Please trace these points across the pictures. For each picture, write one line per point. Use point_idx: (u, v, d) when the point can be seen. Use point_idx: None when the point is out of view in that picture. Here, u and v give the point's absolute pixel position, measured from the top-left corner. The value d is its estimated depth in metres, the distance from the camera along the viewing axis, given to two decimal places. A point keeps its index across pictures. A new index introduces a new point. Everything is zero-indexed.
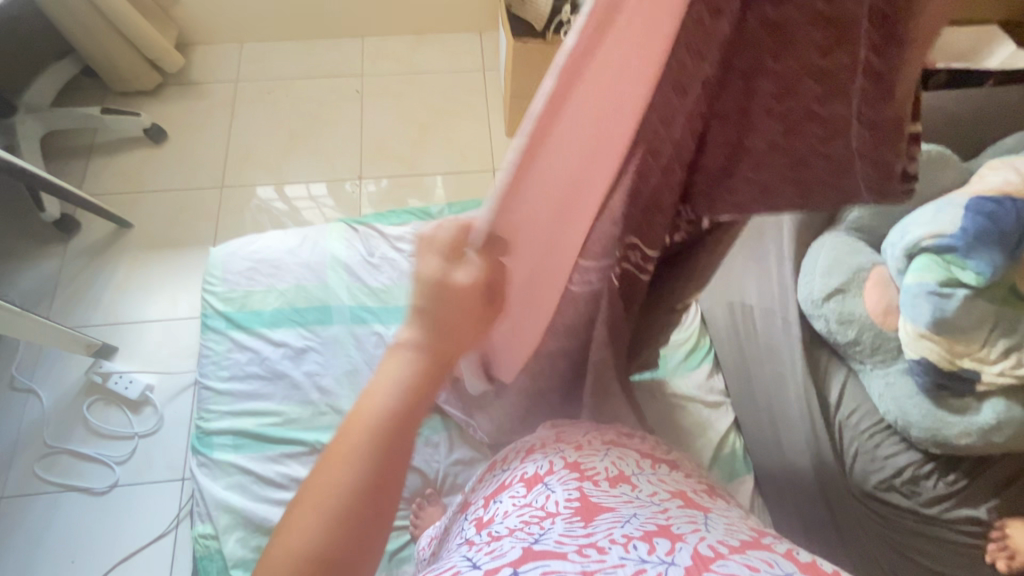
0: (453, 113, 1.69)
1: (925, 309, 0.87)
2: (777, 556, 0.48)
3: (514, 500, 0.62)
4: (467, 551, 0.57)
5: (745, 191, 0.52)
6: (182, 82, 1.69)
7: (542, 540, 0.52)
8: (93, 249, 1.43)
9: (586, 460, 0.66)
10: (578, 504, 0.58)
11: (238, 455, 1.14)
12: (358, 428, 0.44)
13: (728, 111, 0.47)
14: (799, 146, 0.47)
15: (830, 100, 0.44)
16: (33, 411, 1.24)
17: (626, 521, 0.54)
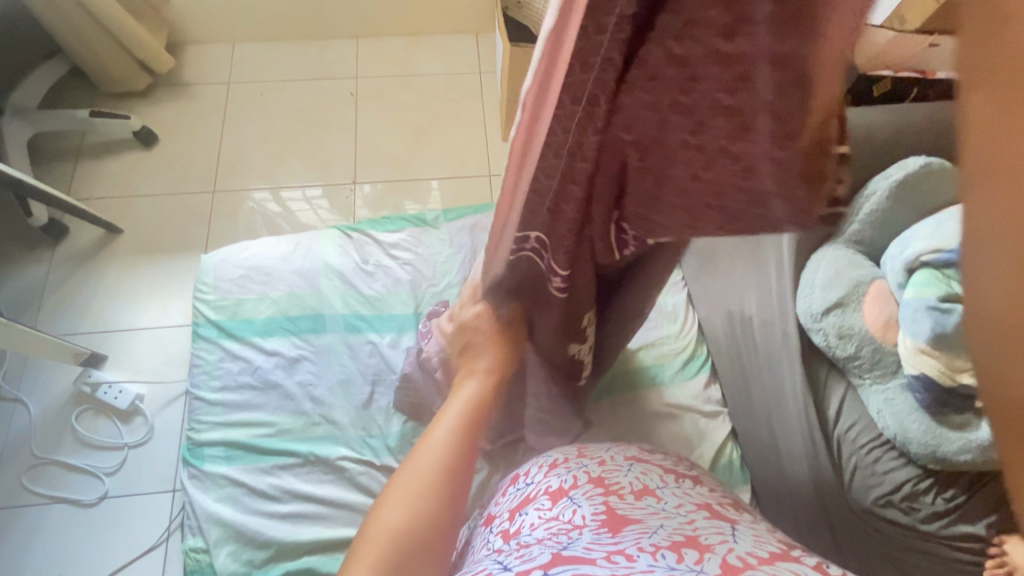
0: (450, 115, 1.67)
1: (925, 325, 0.87)
2: (806, 569, 0.49)
3: (537, 512, 0.62)
4: (496, 555, 0.57)
5: (673, 218, 0.47)
6: (173, 83, 1.66)
7: (571, 547, 0.52)
8: (82, 254, 1.40)
9: (610, 475, 0.65)
10: (605, 515, 0.58)
11: (230, 467, 1.12)
12: (437, 431, 0.69)
13: (651, 135, 0.44)
14: (715, 179, 0.42)
15: (737, 135, 0.38)
16: (20, 421, 1.22)
17: (653, 532, 0.54)
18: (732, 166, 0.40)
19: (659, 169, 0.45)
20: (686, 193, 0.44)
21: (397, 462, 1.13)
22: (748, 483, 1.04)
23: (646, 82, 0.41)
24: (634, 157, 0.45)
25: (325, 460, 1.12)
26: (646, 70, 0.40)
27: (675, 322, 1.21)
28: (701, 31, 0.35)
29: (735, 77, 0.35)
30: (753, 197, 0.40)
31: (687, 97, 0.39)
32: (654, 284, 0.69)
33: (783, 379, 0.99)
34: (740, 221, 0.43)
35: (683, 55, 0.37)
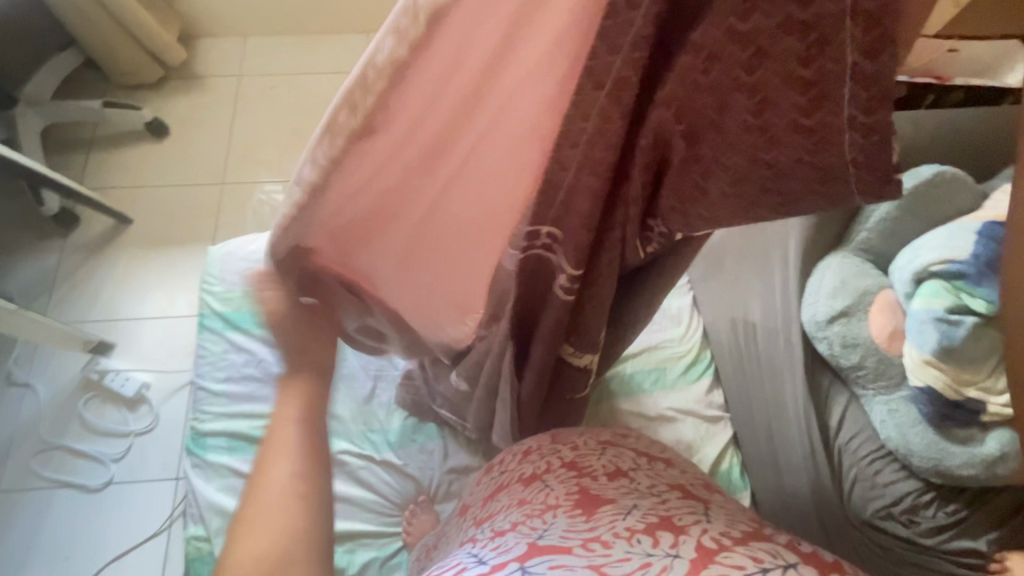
0: None
1: (932, 336, 0.86)
2: (779, 547, 0.48)
3: (510, 500, 0.62)
4: (471, 548, 0.56)
5: (721, 206, 0.48)
6: (185, 76, 1.67)
7: (547, 535, 0.52)
8: (92, 244, 1.42)
9: (583, 459, 0.65)
10: (578, 496, 0.58)
11: (232, 457, 1.13)
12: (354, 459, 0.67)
13: (702, 125, 0.45)
14: (782, 159, 0.42)
15: (816, 108, 0.38)
16: (29, 406, 1.24)
17: (626, 513, 0.54)
18: (803, 141, 0.40)
19: (712, 154, 0.46)
20: (746, 175, 0.44)
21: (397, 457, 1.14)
22: (748, 489, 1.03)
23: (703, 63, 0.42)
24: (683, 145, 0.47)
25: None
26: (703, 52, 0.42)
27: (679, 325, 1.20)
28: (773, 4, 0.37)
29: (813, 44, 0.37)
30: (829, 170, 0.40)
31: (751, 75, 0.40)
32: (664, 288, 0.70)
33: (784, 388, 0.99)
34: (807, 196, 0.43)
35: (748, 31, 0.39)
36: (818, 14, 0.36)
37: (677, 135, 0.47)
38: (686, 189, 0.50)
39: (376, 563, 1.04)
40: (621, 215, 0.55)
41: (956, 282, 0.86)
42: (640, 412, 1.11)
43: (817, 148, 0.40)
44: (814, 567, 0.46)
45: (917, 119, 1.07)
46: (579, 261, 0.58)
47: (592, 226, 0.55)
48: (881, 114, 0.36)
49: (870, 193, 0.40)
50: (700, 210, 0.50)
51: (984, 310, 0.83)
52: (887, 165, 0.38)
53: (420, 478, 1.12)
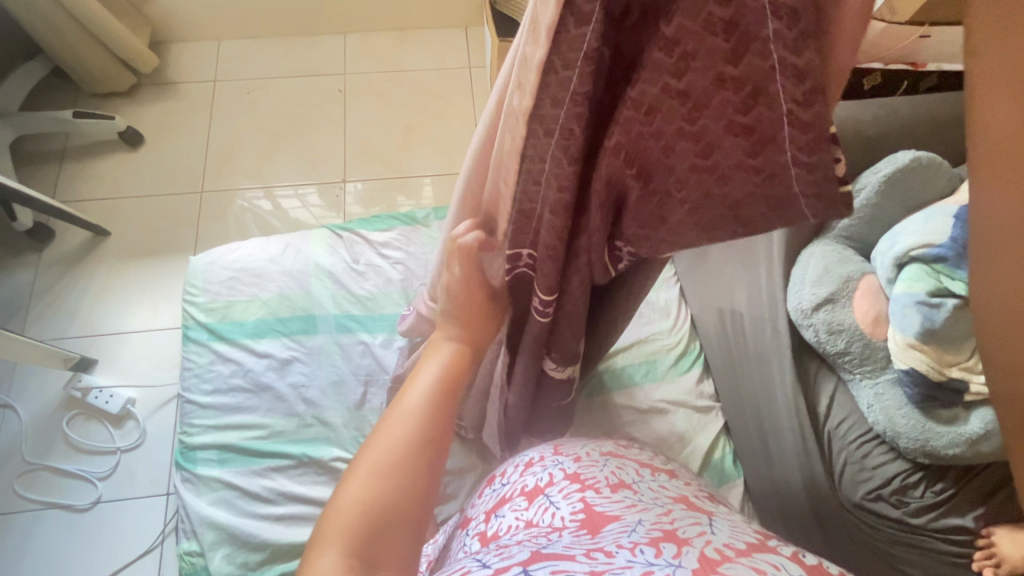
0: (439, 112, 1.65)
1: (914, 320, 0.87)
2: (783, 559, 0.48)
3: (514, 514, 0.63)
4: (476, 555, 0.56)
5: (682, 235, 0.51)
6: (158, 83, 1.64)
7: (550, 546, 0.52)
8: (69, 258, 1.39)
9: (586, 471, 0.65)
10: (583, 514, 0.58)
11: (223, 470, 1.12)
12: (408, 401, 0.62)
13: (653, 166, 0.48)
14: (733, 192, 0.45)
15: (760, 150, 0.42)
16: (11, 428, 1.21)
17: (631, 529, 0.53)
18: (751, 177, 0.43)
19: (665, 189, 0.49)
20: (700, 207, 0.48)
21: None
22: (742, 476, 1.07)
23: (644, 116, 0.45)
24: (638, 184, 0.50)
25: (318, 461, 1.12)
26: (642, 107, 0.44)
27: (668, 318, 1.22)
28: (704, 61, 0.40)
29: (747, 96, 0.40)
30: (777, 199, 0.43)
31: (694, 123, 0.43)
32: (635, 301, 0.72)
33: (772, 376, 0.99)
34: (762, 223, 0.46)
35: (685, 87, 0.42)
36: (746, 72, 0.39)
37: (629, 177, 0.50)
38: (644, 218, 0.52)
39: None
40: (585, 244, 0.57)
41: (935, 265, 0.87)
42: (632, 405, 1.13)
43: (765, 183, 0.43)
44: None
45: (893, 105, 1.08)
46: (551, 286, 0.61)
47: (558, 256, 0.57)
48: (823, 154, 0.39)
49: (816, 217, 0.42)
50: (661, 238, 0.52)
51: (964, 292, 0.85)
52: (832, 194, 0.40)
53: None
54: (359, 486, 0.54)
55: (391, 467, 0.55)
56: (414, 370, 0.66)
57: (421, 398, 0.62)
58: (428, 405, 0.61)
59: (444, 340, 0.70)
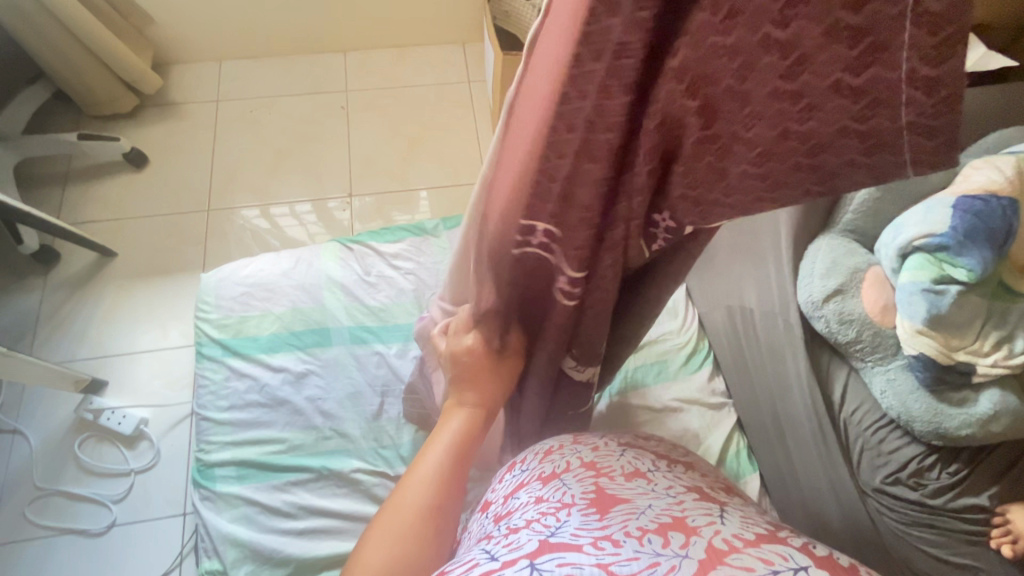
0: (441, 126, 1.68)
1: (920, 307, 0.91)
2: (793, 550, 0.45)
3: (527, 496, 0.60)
4: (485, 543, 0.54)
5: (744, 188, 0.43)
6: (160, 104, 1.65)
7: (559, 532, 0.49)
8: (76, 280, 1.38)
9: (602, 459, 0.64)
10: (593, 495, 0.56)
11: (242, 486, 1.11)
12: (420, 478, 0.66)
13: (717, 96, 0.39)
14: (823, 128, 0.37)
15: (870, 62, 0.33)
16: (20, 453, 1.19)
17: (639, 514, 0.52)
18: (848, 105, 0.35)
19: (731, 129, 0.40)
20: (773, 151, 0.40)
21: None
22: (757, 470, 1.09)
23: (721, 22, 0.35)
24: (699, 124, 0.41)
25: (338, 473, 1.12)
26: (723, 7, 0.34)
27: (677, 318, 1.25)
28: None
29: None
30: (875, 136, 0.36)
31: (784, 28, 0.34)
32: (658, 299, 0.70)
33: (787, 368, 1.02)
34: (843, 169, 0.39)
35: None
36: None
37: (688, 113, 0.40)
38: (697, 172, 0.44)
39: None
40: (624, 209, 0.47)
41: (938, 254, 0.91)
42: (646, 405, 1.14)
43: (864, 112, 0.35)
44: (828, 571, 0.43)
45: None
46: (582, 261, 0.52)
47: (592, 218, 0.47)
48: (952, 65, 0.31)
49: (923, 163, 0.35)
50: (716, 195, 0.45)
51: (966, 279, 0.88)
52: (950, 129, 0.33)
53: None
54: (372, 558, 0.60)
55: (398, 540, 0.61)
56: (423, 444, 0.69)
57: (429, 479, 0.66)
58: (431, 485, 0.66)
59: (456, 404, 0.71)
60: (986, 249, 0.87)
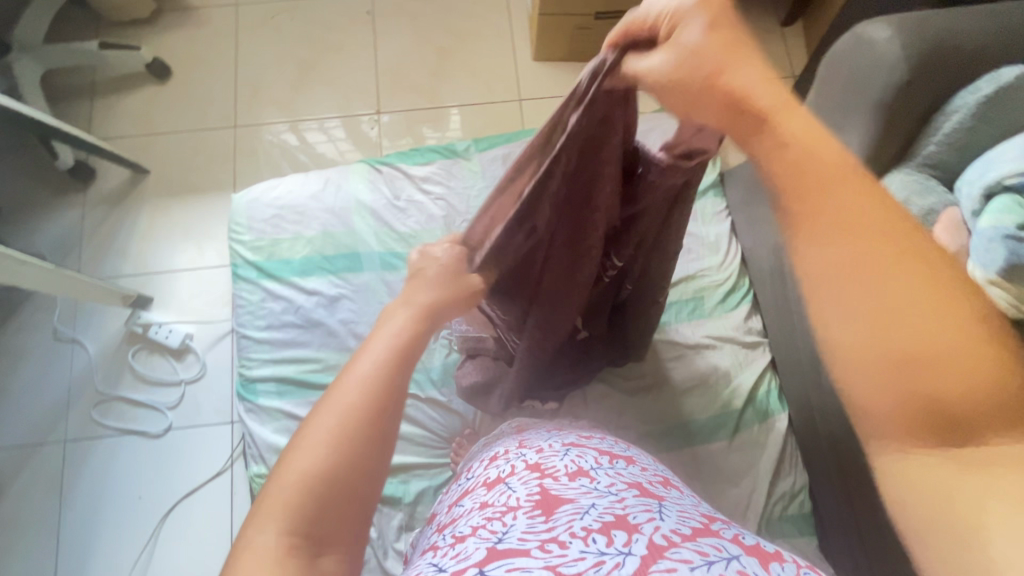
0: (474, 34, 1.55)
1: (999, 254, 0.81)
2: (725, 541, 0.42)
3: (471, 502, 0.54)
4: (430, 557, 0.47)
5: None
6: (178, 8, 1.56)
7: (506, 539, 0.43)
8: (114, 196, 1.40)
9: (547, 459, 0.56)
10: (538, 496, 0.49)
11: (282, 401, 1.16)
12: (347, 389, 0.50)
13: None
14: None
15: None
16: (80, 361, 1.27)
17: (584, 511, 0.45)
18: None
19: None
20: None
21: (441, 394, 1.15)
22: (786, 411, 1.10)
23: None
24: None
25: None
26: None
27: (717, 254, 1.22)
28: None
29: None
30: None
31: None
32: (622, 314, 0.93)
33: None
34: None
35: None
36: None
37: None
38: None
39: (430, 490, 1.09)
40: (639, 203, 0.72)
41: None
42: (677, 341, 1.14)
43: None
44: (757, 559, 0.41)
45: None
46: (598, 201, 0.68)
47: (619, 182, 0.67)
48: None
49: None
50: None
51: None
52: None
53: (464, 412, 1.13)
54: (367, 367, 0.52)
55: (335, 438, 0.47)
56: (344, 368, 0.52)
57: (415, 310, 0.60)
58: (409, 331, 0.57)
59: (402, 305, 0.60)
60: None
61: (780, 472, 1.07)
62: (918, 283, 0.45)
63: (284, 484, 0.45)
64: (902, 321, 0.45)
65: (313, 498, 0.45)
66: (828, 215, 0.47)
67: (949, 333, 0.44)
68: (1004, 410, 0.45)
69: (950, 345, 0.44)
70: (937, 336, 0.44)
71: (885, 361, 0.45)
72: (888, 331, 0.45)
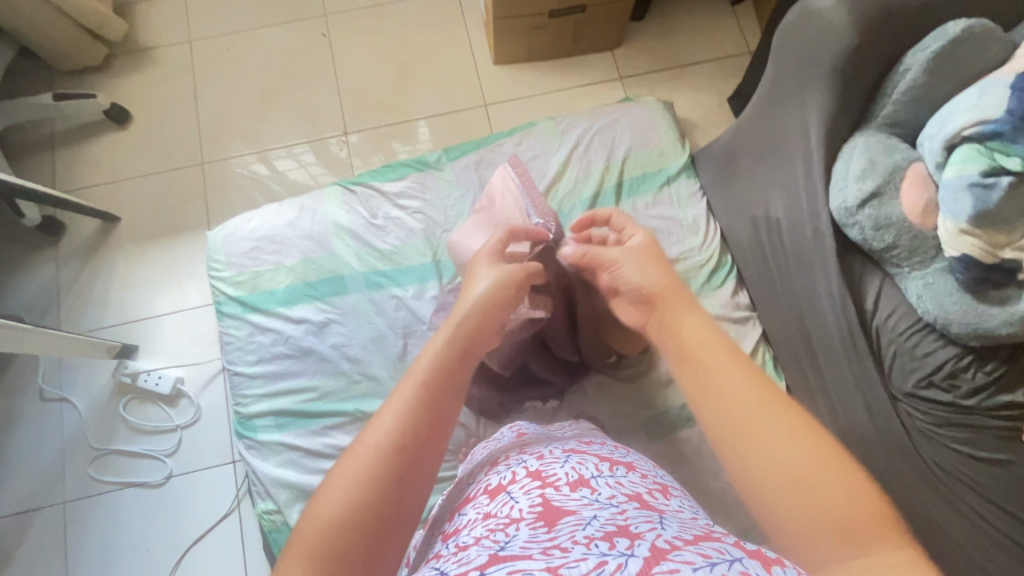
0: (432, 44, 1.55)
1: (966, 205, 0.86)
2: (727, 545, 0.42)
3: (473, 512, 0.53)
4: (431, 565, 0.47)
5: None
6: (132, 51, 1.54)
7: (508, 546, 0.43)
8: (87, 248, 1.37)
9: (548, 467, 0.56)
10: (540, 508, 0.48)
11: (283, 433, 1.15)
12: (391, 410, 0.51)
13: None
14: None
15: None
16: (71, 419, 1.25)
17: (587, 523, 0.45)
18: None
19: None
20: None
21: None
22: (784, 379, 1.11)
23: None
24: None
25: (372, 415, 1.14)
26: None
27: (698, 234, 1.23)
28: None
29: None
30: None
31: None
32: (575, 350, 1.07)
33: (816, 280, 1.00)
34: None
35: None
36: None
37: None
38: None
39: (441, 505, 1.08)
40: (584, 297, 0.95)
41: (989, 142, 0.85)
42: None
43: None
44: (760, 562, 0.39)
45: None
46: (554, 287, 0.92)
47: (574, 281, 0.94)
48: None
49: None
50: None
51: (1019, 168, 0.83)
52: None
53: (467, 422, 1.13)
54: (405, 392, 0.53)
55: (368, 468, 0.48)
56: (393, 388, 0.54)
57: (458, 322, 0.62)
58: (450, 351, 0.58)
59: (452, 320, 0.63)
60: None
61: None
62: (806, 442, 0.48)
63: (319, 517, 0.45)
64: (793, 468, 0.47)
65: (345, 534, 0.45)
66: (725, 378, 0.54)
67: (842, 482, 0.45)
68: (881, 525, 0.43)
69: (845, 494, 0.45)
70: (830, 491, 0.45)
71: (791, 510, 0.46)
72: (784, 477, 0.47)
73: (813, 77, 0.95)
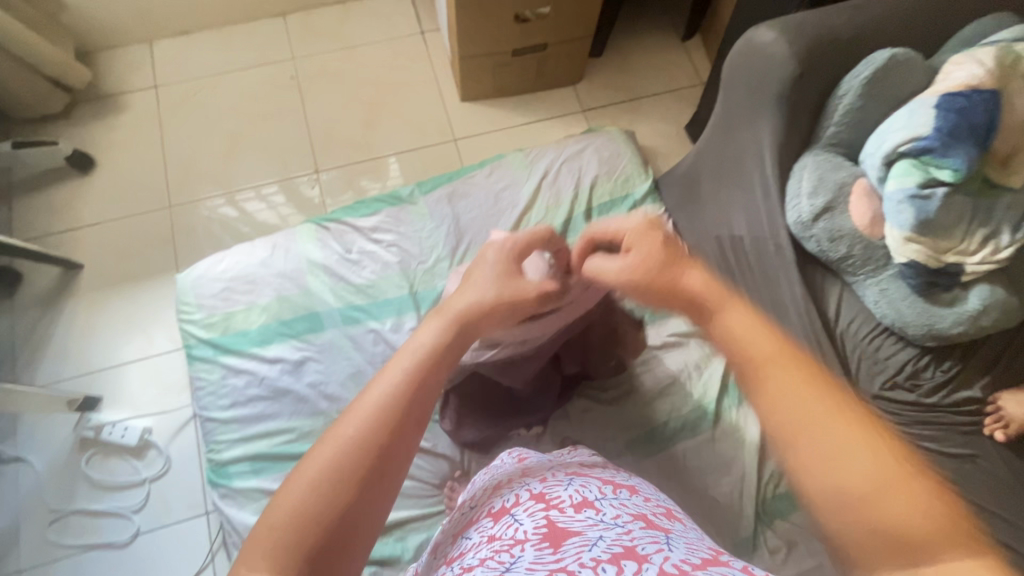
0: (400, 84, 1.59)
1: (909, 214, 0.93)
2: (737, 572, 0.42)
3: (478, 536, 0.53)
4: None
5: None
6: (94, 98, 1.53)
7: (514, 570, 0.43)
8: (46, 298, 1.33)
9: (551, 489, 0.56)
10: (545, 529, 0.48)
11: (260, 478, 1.10)
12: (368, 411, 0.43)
13: None
14: None
15: None
16: (27, 480, 1.17)
17: (593, 544, 0.45)
18: None
19: None
20: None
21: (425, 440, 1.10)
22: None
23: None
24: None
25: None
26: None
27: None
28: None
29: None
30: None
31: None
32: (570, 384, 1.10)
33: (780, 290, 1.04)
34: None
35: None
36: None
37: None
38: None
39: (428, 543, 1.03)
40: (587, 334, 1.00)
41: (923, 158, 0.93)
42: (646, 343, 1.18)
43: None
44: None
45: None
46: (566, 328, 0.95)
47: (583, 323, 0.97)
48: None
49: None
50: None
51: (952, 178, 0.91)
52: None
53: (452, 454, 1.09)
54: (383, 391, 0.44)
55: (335, 477, 0.40)
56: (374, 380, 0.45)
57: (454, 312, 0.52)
58: (453, 344, 0.49)
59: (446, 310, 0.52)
60: (967, 147, 0.91)
61: (764, 455, 1.09)
62: (883, 456, 0.42)
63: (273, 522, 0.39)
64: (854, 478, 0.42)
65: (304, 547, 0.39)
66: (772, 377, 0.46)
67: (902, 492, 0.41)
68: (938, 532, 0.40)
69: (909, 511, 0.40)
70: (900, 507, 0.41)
71: (852, 528, 0.42)
72: (847, 491, 0.42)
73: (761, 103, 1.02)
